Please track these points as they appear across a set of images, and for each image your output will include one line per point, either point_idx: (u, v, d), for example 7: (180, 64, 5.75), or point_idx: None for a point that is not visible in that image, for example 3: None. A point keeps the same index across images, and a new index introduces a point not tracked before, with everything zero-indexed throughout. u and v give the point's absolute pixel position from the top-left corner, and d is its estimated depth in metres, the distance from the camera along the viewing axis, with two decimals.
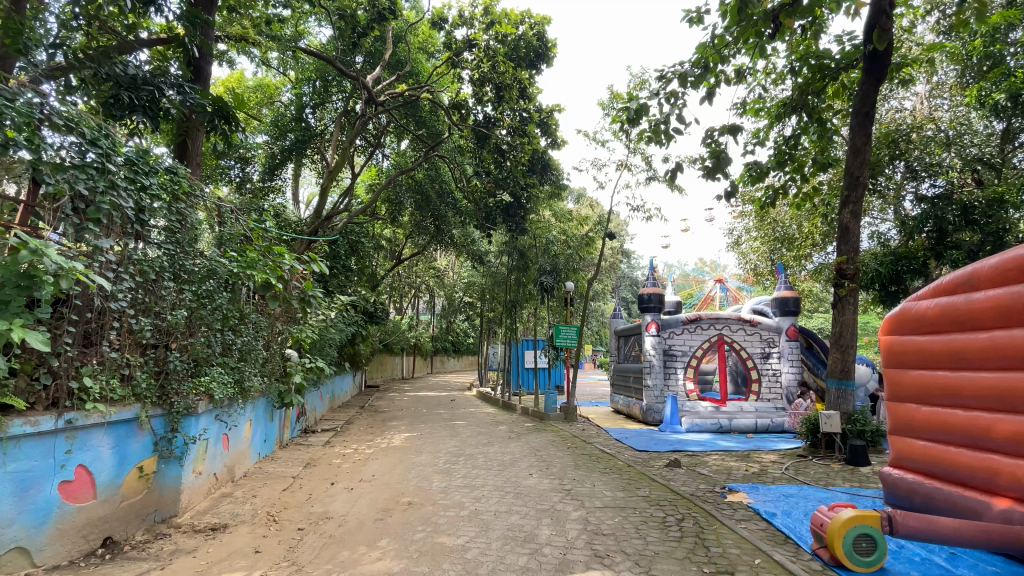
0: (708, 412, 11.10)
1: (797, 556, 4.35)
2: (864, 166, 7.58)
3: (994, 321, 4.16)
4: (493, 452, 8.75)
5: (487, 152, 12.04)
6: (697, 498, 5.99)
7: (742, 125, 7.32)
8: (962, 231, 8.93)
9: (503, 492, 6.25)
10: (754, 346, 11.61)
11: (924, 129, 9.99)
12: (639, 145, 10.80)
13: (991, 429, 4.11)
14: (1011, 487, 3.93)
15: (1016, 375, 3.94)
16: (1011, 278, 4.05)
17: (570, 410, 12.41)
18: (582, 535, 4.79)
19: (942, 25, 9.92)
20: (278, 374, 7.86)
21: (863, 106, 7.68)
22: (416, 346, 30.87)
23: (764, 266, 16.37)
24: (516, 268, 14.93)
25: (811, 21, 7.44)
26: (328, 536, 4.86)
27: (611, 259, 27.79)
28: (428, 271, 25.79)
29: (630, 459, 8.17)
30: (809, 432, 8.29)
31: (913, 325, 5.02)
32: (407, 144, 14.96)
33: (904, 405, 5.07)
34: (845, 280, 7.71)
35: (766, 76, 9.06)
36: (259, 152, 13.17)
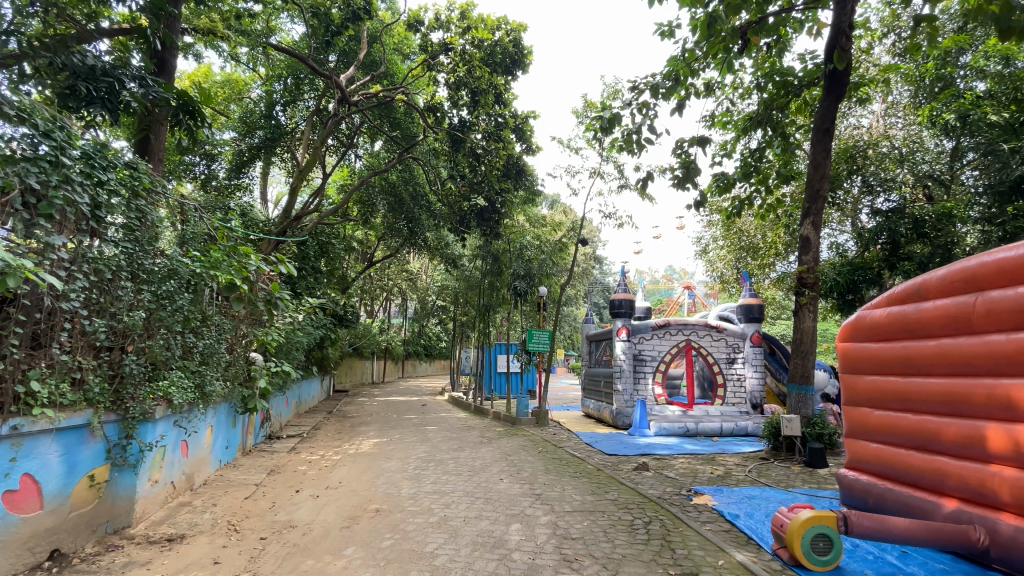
0: (676, 416, 11.33)
1: (758, 556, 4.48)
2: (824, 180, 7.87)
3: (941, 329, 4.40)
4: (464, 457, 8.72)
5: (462, 156, 12.03)
6: (664, 501, 6.10)
7: (710, 137, 7.57)
8: (915, 243, 9.40)
9: (473, 498, 6.20)
10: (720, 351, 11.89)
11: (880, 146, 10.63)
12: (612, 154, 10.98)
13: (940, 432, 4.32)
14: (959, 488, 4.13)
15: (962, 380, 4.15)
16: (956, 288, 4.30)
17: (542, 415, 12.48)
18: (551, 539, 4.81)
19: (898, 47, 10.47)
20: (242, 377, 7.60)
21: (823, 123, 7.96)
22: (387, 350, 30.48)
23: (730, 273, 16.90)
24: (489, 272, 14.94)
25: (776, 39, 7.81)
26: (292, 545, 4.72)
27: (584, 265, 28.23)
28: (400, 274, 25.52)
29: (599, 463, 8.24)
30: (771, 435, 8.54)
31: (867, 333, 5.28)
32: (381, 145, 14.83)
33: (860, 409, 5.31)
34: (805, 289, 7.94)
35: (733, 90, 9.38)
36: (226, 149, 12.80)
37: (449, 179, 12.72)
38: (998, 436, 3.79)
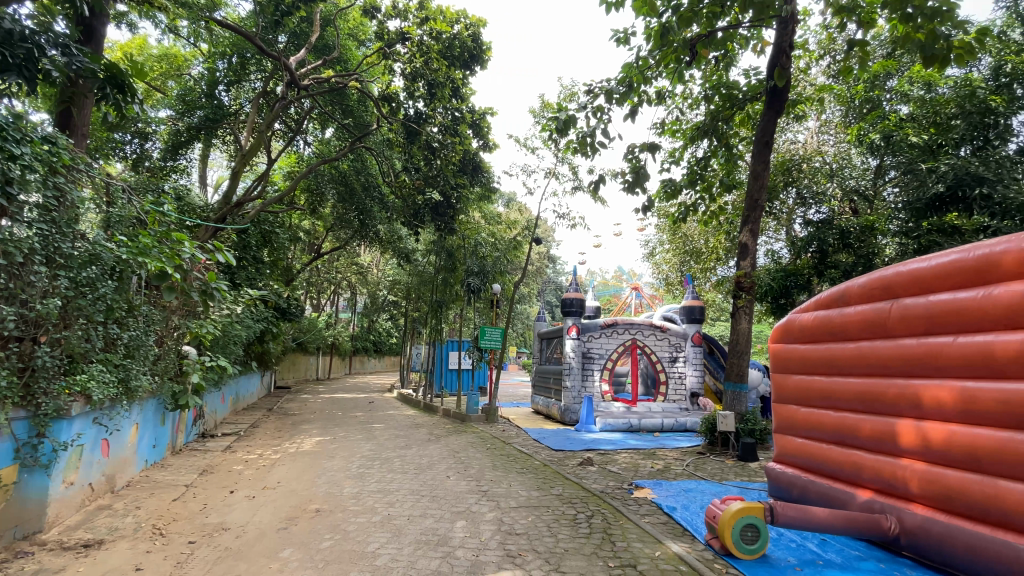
0: (620, 412, 11.67)
1: (692, 546, 4.69)
2: (762, 191, 8.31)
3: (860, 333, 4.77)
4: (411, 454, 8.60)
5: (417, 148, 11.80)
6: (606, 495, 6.27)
7: (659, 144, 7.83)
8: (840, 253, 10.03)
9: (418, 496, 6.13)
10: (663, 350, 12.32)
11: (813, 161, 11.38)
12: (567, 155, 11.13)
13: (858, 428, 4.68)
14: (873, 480, 4.50)
15: (878, 380, 4.51)
16: (875, 295, 4.67)
17: (491, 411, 12.52)
18: (496, 536, 4.83)
19: (832, 69, 11.22)
20: (172, 372, 7.15)
21: (764, 136, 8.38)
22: (333, 345, 29.53)
23: (674, 276, 17.59)
24: (443, 268, 14.74)
25: (723, 54, 8.21)
26: (223, 549, 4.48)
27: (538, 264, 28.53)
28: (350, 267, 24.76)
29: (546, 459, 8.37)
30: (708, 431, 8.98)
31: (796, 335, 5.66)
32: (332, 133, 14.34)
33: (788, 406, 5.68)
34: (742, 292, 8.37)
35: (683, 100, 9.75)
36: (162, 128, 11.94)
37: (402, 171, 12.44)
38: (909, 432, 4.14)
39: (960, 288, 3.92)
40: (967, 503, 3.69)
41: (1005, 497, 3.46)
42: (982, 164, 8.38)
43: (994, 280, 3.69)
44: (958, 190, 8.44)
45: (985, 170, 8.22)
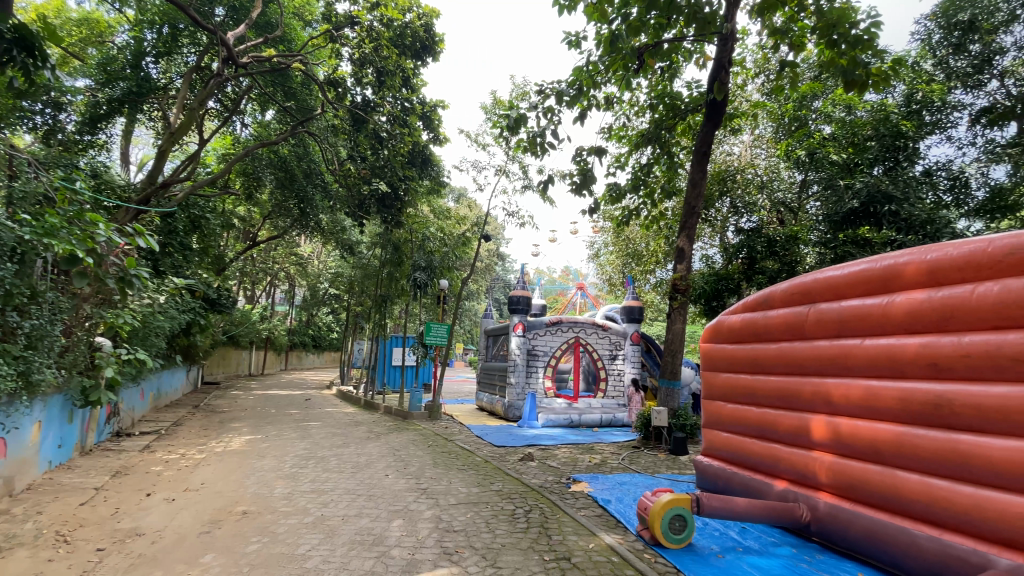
0: (562, 408, 11.95)
1: (624, 538, 4.87)
2: (699, 199, 8.73)
3: (782, 335, 5.14)
4: (348, 453, 8.37)
5: (363, 136, 11.43)
6: (545, 489, 6.39)
7: (606, 148, 8.06)
8: (766, 260, 10.66)
9: (354, 495, 5.97)
10: (603, 348, 12.61)
11: (746, 173, 12.11)
12: (516, 154, 11.17)
13: (776, 423, 5.04)
14: (788, 472, 4.86)
15: (796, 379, 4.88)
16: (795, 299, 5.04)
17: (435, 407, 12.42)
18: (433, 533, 4.80)
19: (766, 88, 11.95)
20: (83, 365, 6.54)
21: (702, 146, 8.76)
22: (269, 339, 28.13)
23: (617, 277, 18.15)
24: (388, 262, 14.37)
25: (668, 65, 8.58)
26: (136, 556, 4.17)
27: (486, 261, 28.51)
28: (288, 257, 23.66)
29: (488, 455, 8.41)
30: (643, 426, 9.37)
31: (724, 335, 6.02)
32: (272, 116, 13.63)
33: (716, 402, 6.03)
34: (678, 294, 8.77)
35: (629, 108, 10.06)
36: (78, 98, 10.89)
37: (348, 160, 12.03)
38: (822, 427, 4.50)
39: (867, 295, 4.30)
40: (870, 492, 4.05)
41: (900, 486, 3.82)
42: (891, 183, 9.22)
43: (897, 289, 4.07)
44: (870, 206, 9.28)
45: (893, 189, 9.06)
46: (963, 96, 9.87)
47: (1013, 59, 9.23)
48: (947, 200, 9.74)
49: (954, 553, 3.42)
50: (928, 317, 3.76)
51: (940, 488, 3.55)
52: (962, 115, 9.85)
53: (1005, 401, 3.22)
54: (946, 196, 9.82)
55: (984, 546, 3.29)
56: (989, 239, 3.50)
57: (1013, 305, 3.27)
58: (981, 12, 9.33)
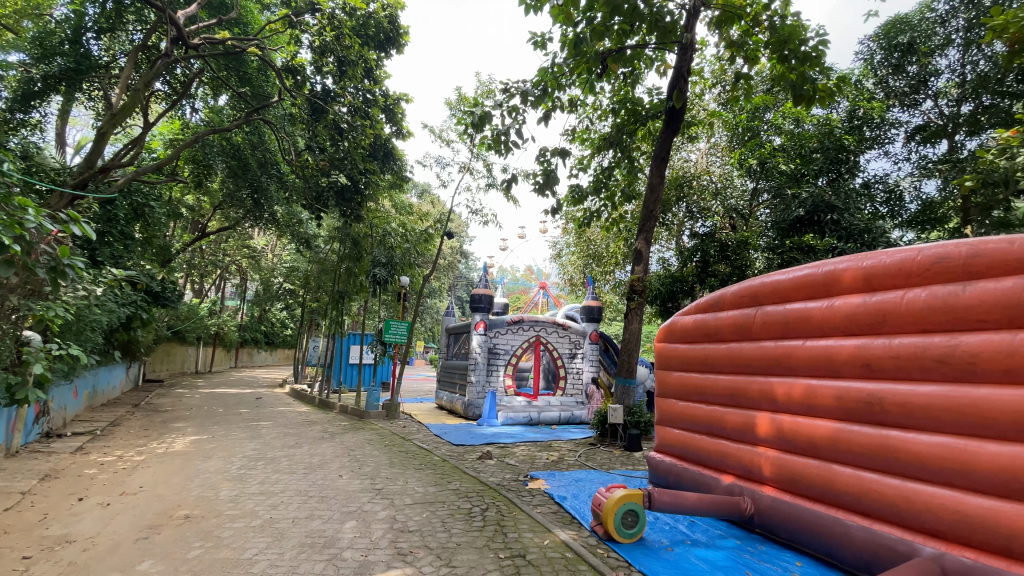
0: (521, 406, 12.04)
1: (578, 534, 4.96)
2: (657, 203, 8.97)
3: (731, 335, 5.36)
4: (300, 453, 8.11)
5: (323, 127, 11.10)
6: (502, 487, 6.42)
7: (569, 150, 8.16)
8: (718, 264, 11.05)
9: (306, 497, 5.81)
10: (563, 347, 12.75)
11: (702, 179, 12.55)
12: (481, 151, 11.14)
13: (724, 420, 5.26)
14: (735, 467, 5.08)
15: (743, 378, 5.10)
16: (744, 301, 5.27)
17: (392, 407, 12.22)
18: (387, 534, 4.73)
19: (722, 98, 12.40)
20: (7, 360, 6.04)
21: (661, 152, 8.98)
22: (218, 335, 26.90)
23: (578, 277, 18.42)
24: (346, 257, 13.99)
25: (630, 71, 8.77)
26: (66, 564, 3.91)
27: (449, 258, 28.31)
28: (240, 250, 22.68)
29: (446, 454, 8.36)
30: (600, 423, 9.58)
31: (678, 335, 6.22)
32: (226, 101, 13.02)
33: (669, 400, 6.23)
34: (635, 295, 8.99)
35: (593, 111, 10.23)
36: (8, 72, 10.05)
37: (306, 151, 11.64)
38: (766, 424, 4.72)
39: (809, 299, 4.54)
40: (808, 485, 4.30)
41: (835, 479, 4.07)
42: (834, 195, 9.79)
43: (836, 293, 4.32)
44: (814, 214, 9.82)
45: (835, 200, 9.62)
46: (901, 114, 10.63)
47: (946, 81, 10.01)
48: (884, 212, 10.58)
49: (883, 542, 3.67)
50: (863, 320, 4.01)
51: (872, 481, 3.80)
52: (899, 132, 10.59)
53: (929, 399, 3.48)
54: (882, 208, 10.61)
55: (909, 535, 3.54)
56: (918, 248, 3.76)
57: (938, 310, 3.53)
58: (919, 36, 10.02)
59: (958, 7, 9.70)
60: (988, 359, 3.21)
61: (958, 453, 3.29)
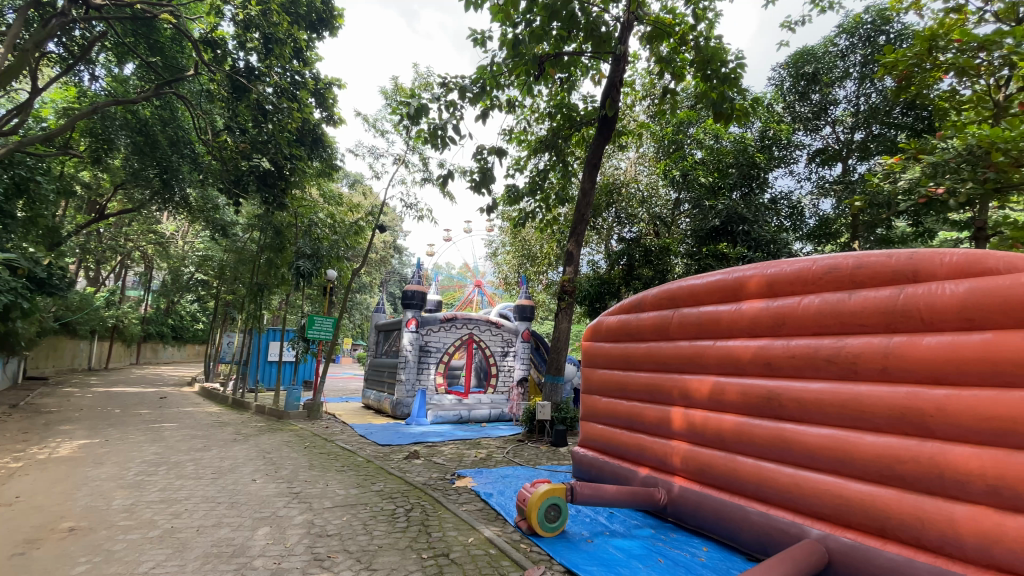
0: (451, 404, 11.96)
1: (502, 530, 5.02)
2: (589, 207, 9.26)
3: (651, 335, 5.65)
4: (209, 457, 7.53)
5: (245, 106, 10.34)
6: (428, 486, 6.35)
7: (506, 149, 8.23)
8: (643, 267, 11.69)
9: (214, 504, 5.41)
10: (496, 345, 12.81)
11: (630, 186, 13.16)
12: (417, 144, 10.93)
13: (643, 415, 5.54)
14: (651, 460, 5.36)
15: (661, 375, 5.39)
16: (664, 303, 5.58)
17: (314, 407, 11.69)
18: (304, 539, 4.52)
19: (650, 110, 13.05)
20: None
21: (593, 159, 9.27)
22: (115, 329, 24.32)
23: (512, 276, 18.65)
24: (268, 247, 13.15)
25: (567, 77, 9.03)
26: None
27: (381, 253, 27.53)
28: (146, 235, 20.67)
29: (370, 454, 8.12)
30: (528, 419, 9.75)
31: (603, 334, 6.48)
32: (133, 70, 11.81)
33: (593, 396, 6.48)
34: (565, 296, 9.23)
35: (530, 113, 10.37)
36: None
37: (225, 131, 10.84)
38: (680, 419, 5.03)
39: (720, 303, 4.89)
40: (714, 475, 4.63)
41: (739, 469, 4.41)
42: (745, 207, 10.60)
43: (743, 298, 4.69)
44: (728, 224, 10.59)
45: (746, 212, 10.42)
46: (805, 137, 11.70)
47: (843, 110, 11.06)
48: (787, 225, 11.53)
49: (778, 525, 4.04)
50: (766, 322, 4.39)
51: (769, 470, 4.16)
52: (803, 154, 11.69)
53: (819, 395, 3.87)
54: (786, 222, 11.58)
55: (799, 519, 3.93)
56: (813, 259, 4.17)
57: (829, 315, 3.93)
58: (822, 67, 11.06)
59: (856, 43, 10.73)
60: (868, 359, 3.62)
61: (842, 443, 3.69)
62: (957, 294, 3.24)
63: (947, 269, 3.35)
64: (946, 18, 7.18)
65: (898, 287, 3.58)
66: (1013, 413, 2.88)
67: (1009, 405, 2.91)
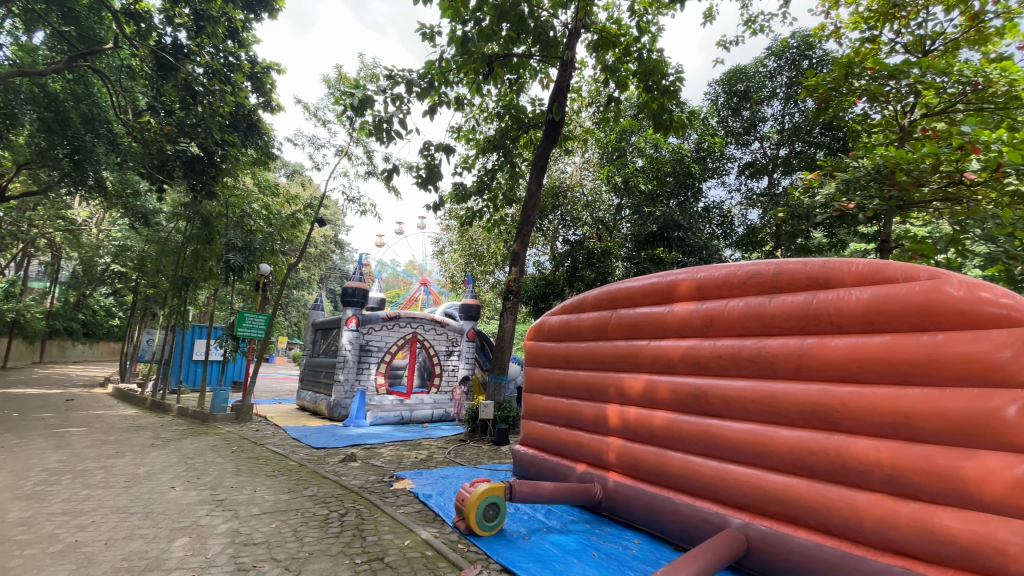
0: (392, 405, 11.73)
1: (440, 531, 4.97)
2: (535, 209, 9.36)
3: (591, 335, 5.81)
4: (122, 464, 6.94)
5: (171, 87, 9.58)
6: (365, 489, 6.18)
7: (453, 147, 8.17)
8: (585, 269, 12.18)
9: (127, 514, 4.99)
10: (440, 344, 12.68)
11: (575, 190, 13.46)
12: (361, 136, 10.63)
13: (582, 413, 5.67)
14: (588, 457, 5.50)
15: (600, 373, 5.54)
16: (603, 304, 5.74)
17: (244, 408, 11.08)
18: (227, 549, 4.27)
19: (596, 117, 13.43)
20: None
21: (540, 162, 9.38)
22: (13, 324, 21.85)
23: (458, 275, 18.55)
24: (195, 239, 12.31)
25: (516, 78, 9.11)
26: None
27: (321, 248, 26.56)
28: (53, 221, 18.72)
29: (304, 458, 7.79)
30: (471, 419, 9.73)
31: (544, 333, 6.59)
32: (40, 38, 10.68)
33: (534, 395, 6.58)
34: (511, 295, 9.30)
35: (479, 112, 10.36)
36: None
37: (148, 112, 10.04)
38: (616, 416, 5.20)
39: (655, 305, 5.10)
40: (647, 470, 4.82)
41: (670, 464, 4.60)
42: (681, 215, 11.15)
43: (676, 300, 4.92)
44: (664, 231, 11.10)
45: (681, 219, 10.97)
46: (736, 150, 12.43)
47: (770, 127, 11.86)
48: (719, 233, 12.24)
49: (703, 516, 4.26)
50: (696, 324, 4.63)
51: (697, 463, 4.38)
52: (734, 166, 12.43)
53: (742, 392, 4.12)
54: (717, 230, 12.28)
55: (723, 510, 4.16)
56: (738, 264, 4.43)
57: (751, 318, 4.20)
58: (752, 86, 11.82)
59: (783, 66, 11.52)
60: (785, 359, 3.90)
61: (761, 438, 3.94)
62: (861, 300, 3.55)
63: (854, 277, 3.67)
64: (861, 48, 7.86)
65: (812, 293, 3.88)
66: (908, 408, 3.20)
67: (903, 402, 3.23)
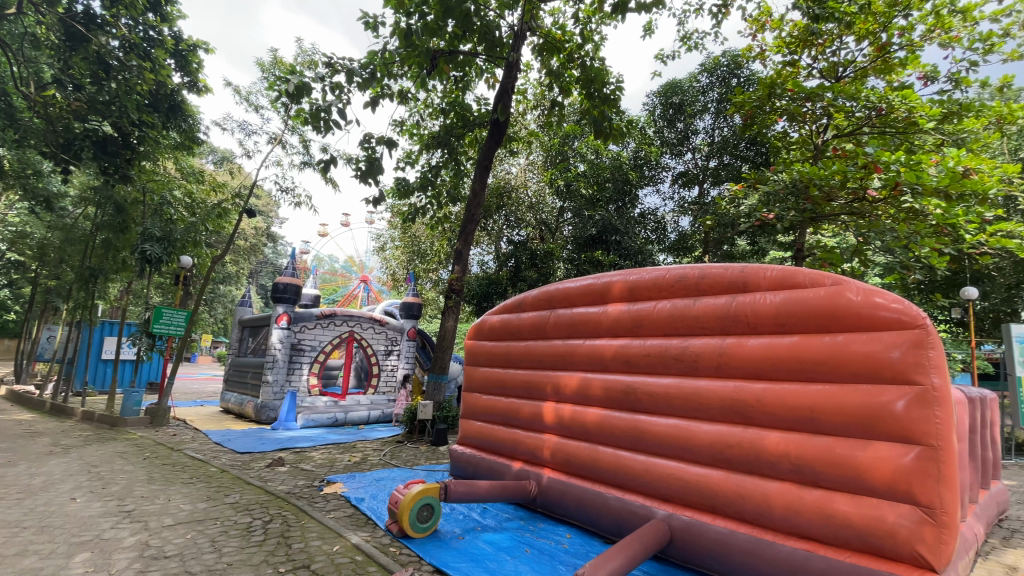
0: (326, 406, 11.33)
1: (371, 535, 4.86)
2: (478, 208, 9.34)
3: (530, 334, 5.89)
4: (11, 474, 6.24)
5: (80, 58, 8.70)
6: (293, 495, 5.93)
7: (396, 141, 8.00)
8: (528, 269, 12.33)
9: (15, 530, 4.50)
10: (378, 344, 12.38)
11: (518, 191, 13.57)
12: (297, 124, 10.17)
13: (519, 411, 5.75)
14: (525, 454, 5.58)
15: (537, 372, 5.64)
16: (542, 303, 5.84)
17: (160, 412, 10.30)
18: (134, 564, 3.96)
19: (539, 120, 13.62)
20: None
21: (484, 161, 9.38)
22: None
23: (399, 272, 18.19)
24: (106, 227, 11.27)
25: (461, 76, 9.06)
26: None
27: (253, 241, 25.16)
28: None
29: (226, 464, 7.35)
30: (409, 419, 9.57)
31: (485, 333, 6.61)
32: None
33: (473, 394, 6.58)
34: (453, 294, 9.23)
35: (424, 108, 10.20)
36: None
37: (52, 84, 9.08)
38: (552, 414, 5.31)
39: (590, 305, 5.26)
40: (580, 465, 4.96)
41: (602, 459, 4.76)
42: (619, 219, 11.58)
43: (610, 301, 5.08)
44: (603, 234, 11.51)
45: (619, 224, 11.40)
46: (670, 160, 13.01)
47: (701, 139, 12.51)
48: (654, 238, 12.78)
49: (630, 508, 4.44)
50: (628, 324, 4.81)
51: (626, 458, 4.56)
52: (669, 174, 13.02)
53: (668, 389, 4.34)
54: (652, 235, 12.82)
55: (649, 502, 4.36)
56: (667, 267, 4.64)
57: (678, 319, 4.43)
58: (687, 99, 12.45)
59: (715, 82, 12.18)
60: (707, 358, 4.14)
61: (684, 432, 4.17)
62: (774, 303, 3.83)
63: (769, 281, 3.95)
64: (783, 70, 8.48)
65: (732, 295, 4.14)
66: (813, 403, 3.50)
67: (809, 397, 3.53)
